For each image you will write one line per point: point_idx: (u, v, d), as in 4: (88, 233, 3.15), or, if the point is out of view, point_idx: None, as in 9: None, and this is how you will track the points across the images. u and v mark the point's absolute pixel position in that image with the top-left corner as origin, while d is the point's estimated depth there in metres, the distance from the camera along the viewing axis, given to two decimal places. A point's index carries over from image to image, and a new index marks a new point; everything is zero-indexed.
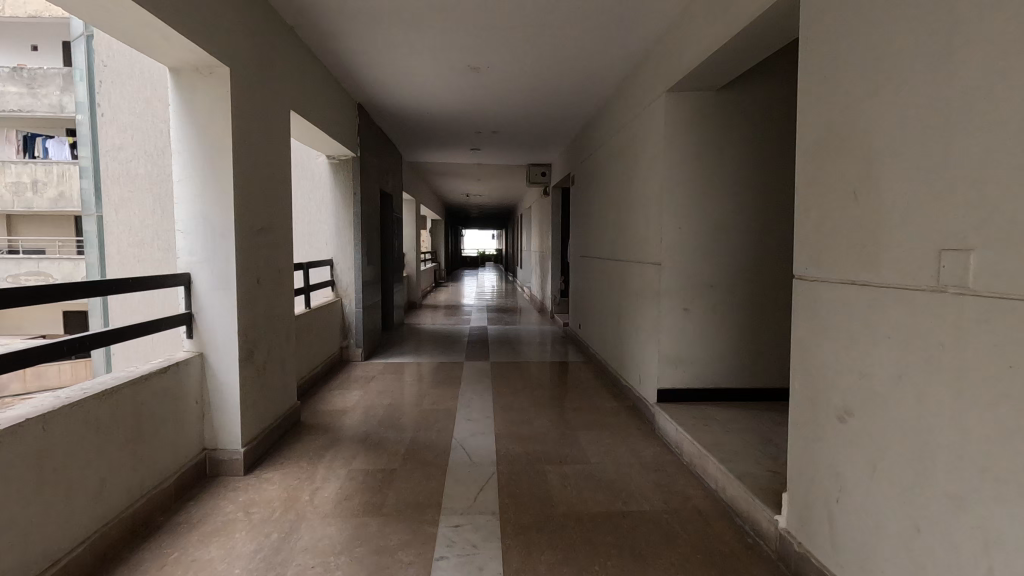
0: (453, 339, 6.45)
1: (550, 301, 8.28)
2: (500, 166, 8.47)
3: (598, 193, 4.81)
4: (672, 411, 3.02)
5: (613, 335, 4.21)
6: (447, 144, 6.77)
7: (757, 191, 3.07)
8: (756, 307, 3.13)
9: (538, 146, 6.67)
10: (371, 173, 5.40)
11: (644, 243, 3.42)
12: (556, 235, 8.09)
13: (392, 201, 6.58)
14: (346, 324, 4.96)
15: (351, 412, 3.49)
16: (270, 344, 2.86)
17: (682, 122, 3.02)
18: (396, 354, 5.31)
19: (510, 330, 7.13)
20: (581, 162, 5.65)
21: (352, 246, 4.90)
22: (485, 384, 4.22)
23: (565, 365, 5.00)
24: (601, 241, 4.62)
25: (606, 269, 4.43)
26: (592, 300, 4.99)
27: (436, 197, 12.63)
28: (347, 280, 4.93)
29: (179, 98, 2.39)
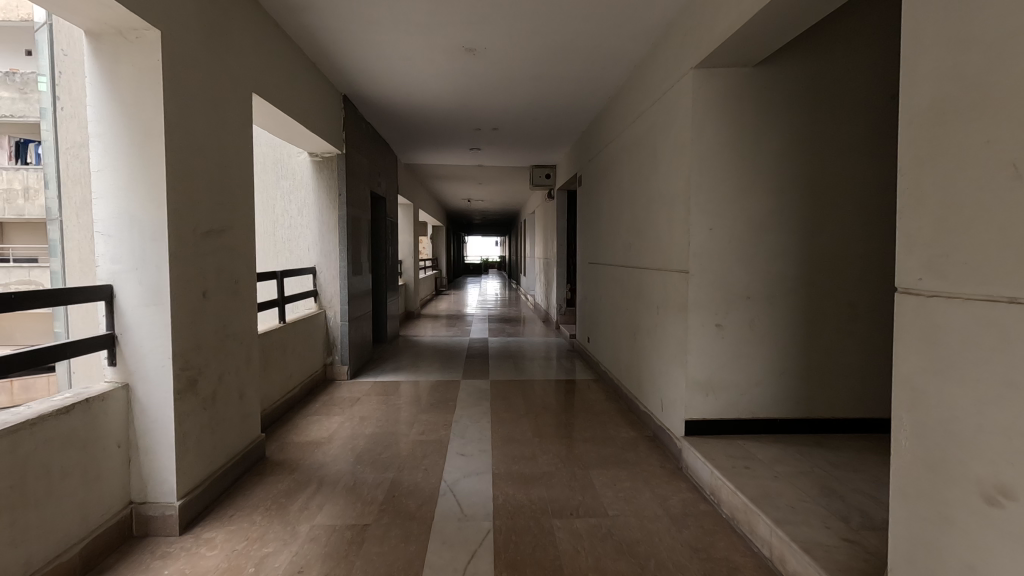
0: (451, 353, 5.97)
1: (556, 310, 7.80)
2: (502, 168, 8.03)
3: (608, 192, 4.35)
4: (704, 447, 2.54)
5: (628, 352, 3.73)
6: (445, 143, 6.33)
7: (802, 186, 2.60)
8: (801, 323, 2.65)
9: (542, 145, 6.23)
10: (360, 173, 4.96)
11: (665, 248, 2.95)
12: (561, 240, 7.63)
13: (385, 205, 6.13)
14: (330, 338, 4.49)
15: (326, 445, 3.01)
16: (223, 370, 2.40)
17: (713, 105, 2.56)
18: (386, 372, 4.83)
19: (513, 342, 6.65)
20: (590, 160, 5.20)
21: (337, 254, 4.45)
22: (484, 407, 3.74)
23: (573, 384, 4.51)
24: (613, 246, 4.15)
25: (619, 278, 3.96)
26: (603, 311, 4.53)
27: (438, 203, 12.14)
28: (332, 291, 4.46)
29: (100, 71, 1.93)
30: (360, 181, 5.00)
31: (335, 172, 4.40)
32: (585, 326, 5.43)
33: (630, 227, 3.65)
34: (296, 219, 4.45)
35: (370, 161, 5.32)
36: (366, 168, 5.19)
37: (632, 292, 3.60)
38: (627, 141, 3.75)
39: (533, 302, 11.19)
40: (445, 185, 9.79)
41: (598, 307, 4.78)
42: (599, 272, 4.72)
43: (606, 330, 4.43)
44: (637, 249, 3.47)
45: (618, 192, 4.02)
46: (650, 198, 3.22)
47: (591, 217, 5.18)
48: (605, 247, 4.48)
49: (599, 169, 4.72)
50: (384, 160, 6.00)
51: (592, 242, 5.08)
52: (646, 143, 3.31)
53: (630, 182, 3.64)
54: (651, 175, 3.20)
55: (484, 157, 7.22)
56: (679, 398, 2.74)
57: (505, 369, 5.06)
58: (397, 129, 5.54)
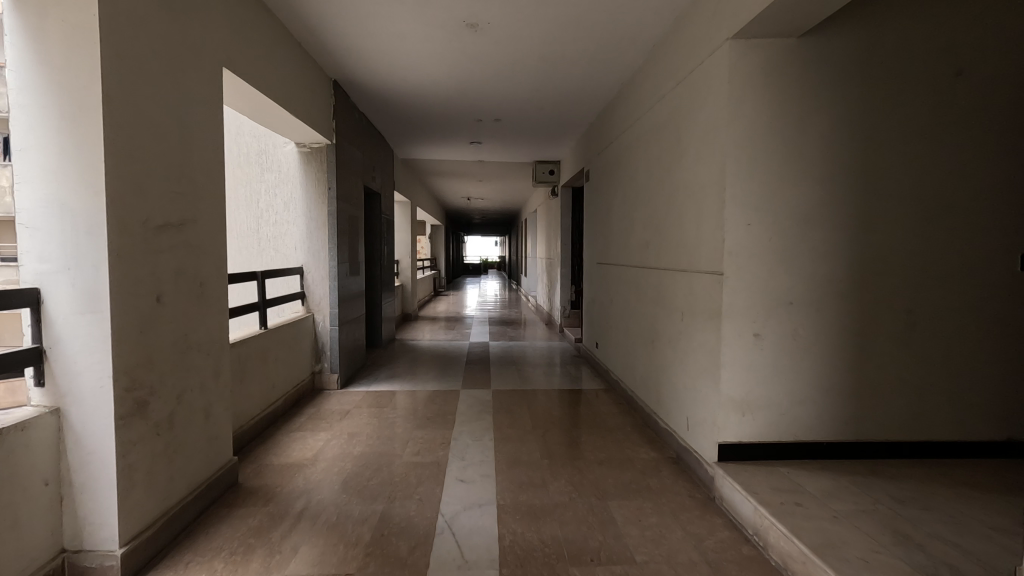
0: (450, 358, 5.64)
1: (560, 312, 7.47)
2: (504, 163, 7.71)
3: (621, 187, 4.02)
4: (741, 475, 2.21)
5: (645, 362, 3.38)
6: (443, 136, 5.99)
7: (851, 175, 2.28)
8: (851, 332, 2.31)
9: (546, 138, 5.90)
10: (352, 166, 4.62)
11: (693, 246, 2.61)
12: (565, 239, 7.29)
13: (380, 201, 5.79)
14: (318, 344, 4.15)
15: (308, 468, 2.67)
16: (185, 386, 2.06)
17: (751, 81, 2.22)
18: (380, 380, 4.48)
19: (515, 346, 6.31)
20: (598, 153, 4.86)
21: (326, 252, 4.11)
22: (486, 421, 3.40)
23: (581, 393, 4.18)
24: (627, 244, 3.81)
25: (634, 279, 3.62)
26: (614, 315, 4.19)
27: (437, 200, 11.84)
28: (320, 293, 4.12)
29: (22, 29, 1.59)
30: (353, 175, 4.66)
31: (325, 163, 4.05)
32: (593, 330, 5.08)
33: (648, 223, 3.31)
34: (282, 214, 4.09)
35: (363, 154, 4.99)
36: (359, 161, 4.85)
37: (650, 296, 3.26)
38: (644, 128, 3.41)
39: (534, 303, 10.85)
40: (443, 182, 9.45)
41: (608, 311, 4.44)
42: (609, 274, 4.38)
43: (618, 336, 4.09)
44: (657, 248, 3.13)
45: (632, 187, 3.68)
46: (673, 190, 2.88)
47: (599, 214, 4.84)
48: (616, 246, 4.14)
49: (610, 162, 4.39)
50: (379, 154, 5.66)
51: (601, 240, 4.75)
52: (668, 129, 2.97)
53: (648, 174, 3.30)
54: (674, 165, 2.87)
55: (485, 151, 6.87)
56: (710, 418, 2.40)
57: (507, 376, 4.72)
58: (393, 120, 5.20)
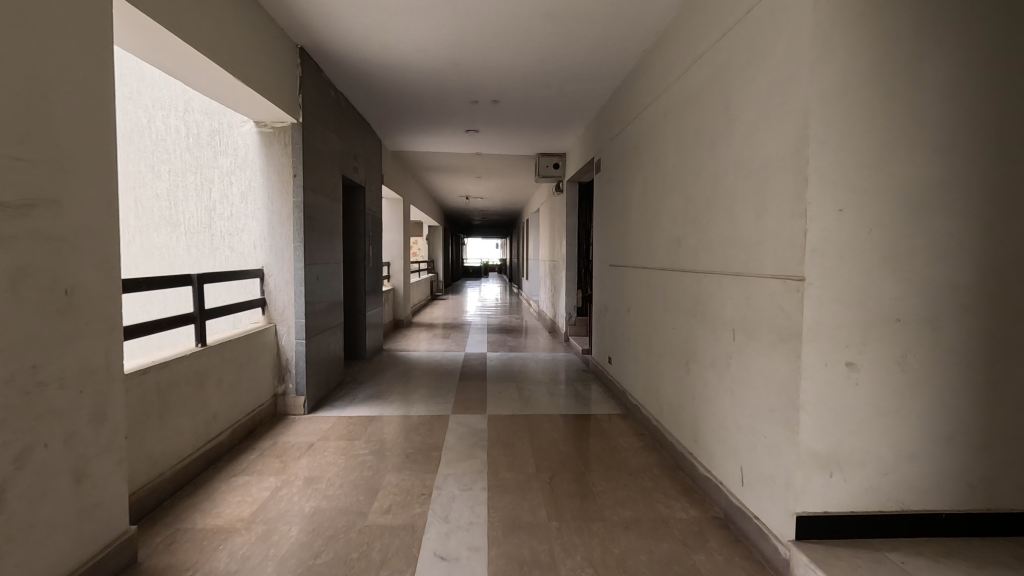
0: (442, 373, 4.99)
1: (565, 320, 6.82)
2: (504, 157, 7.09)
3: (640, 174, 3.39)
4: (833, 565, 1.56)
5: (676, 387, 2.74)
6: (436, 123, 5.37)
7: (981, 144, 1.65)
8: (982, 362, 1.67)
9: (550, 125, 5.28)
10: (326, 152, 3.99)
11: (751, 242, 1.96)
12: (571, 239, 6.65)
13: (363, 194, 5.16)
14: (282, 361, 3.51)
15: (241, 535, 2.01)
16: (35, 442, 1.42)
17: (845, 6, 1.58)
18: (357, 402, 3.83)
19: (515, 358, 5.66)
20: (611, 139, 4.24)
21: (291, 251, 3.49)
22: (479, 459, 2.77)
23: (593, 418, 3.53)
24: (650, 243, 3.18)
25: (660, 284, 2.99)
26: (632, 327, 3.55)
27: (434, 198, 11.21)
28: (284, 300, 3.50)
29: None
30: (328, 163, 4.03)
31: (289, 145, 3.43)
32: (605, 343, 4.44)
33: (681, 216, 2.66)
34: (237, 207, 3.49)
35: (341, 139, 4.36)
36: (336, 147, 4.22)
37: (685, 305, 2.62)
38: (674, 99, 2.78)
39: (536, 308, 10.20)
40: (439, 179, 8.82)
41: (624, 322, 3.81)
42: (625, 278, 3.75)
43: (637, 351, 3.45)
44: (695, 246, 2.49)
45: (657, 173, 3.05)
46: (719, 171, 2.24)
47: (612, 209, 4.21)
48: (634, 246, 3.52)
49: (626, 147, 3.75)
50: (363, 142, 5.03)
51: (615, 238, 4.12)
52: (710, 95, 2.34)
53: (681, 154, 2.67)
54: (721, 139, 2.23)
55: (482, 142, 6.25)
56: (780, 478, 1.76)
57: (505, 396, 4.07)
58: (376, 102, 4.57)
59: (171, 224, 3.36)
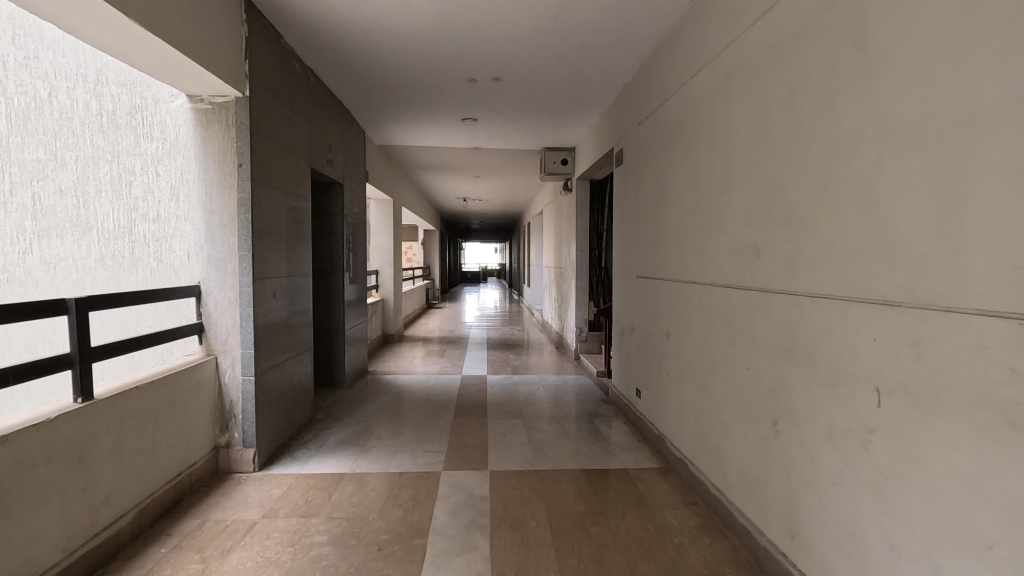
0: (434, 402, 4.22)
1: (574, 335, 6.06)
2: (505, 153, 6.35)
3: (686, 161, 2.64)
4: None
5: (754, 452, 1.96)
6: (427, 110, 4.61)
7: None
8: None
9: (561, 111, 4.53)
10: (290, 138, 3.23)
11: (925, 253, 1.20)
12: (582, 244, 5.90)
13: (340, 191, 4.41)
14: (223, 403, 2.73)
15: None
16: None
17: None
18: (325, 452, 3.05)
19: (519, 382, 4.89)
20: (639, 123, 3.49)
21: (236, 262, 2.71)
22: (480, 551, 1.99)
23: (624, 474, 2.76)
24: (703, 250, 2.42)
25: (721, 306, 2.23)
26: (674, 357, 2.79)
27: (428, 199, 10.45)
28: (227, 324, 2.73)
29: None
30: (292, 151, 3.27)
31: (232, 125, 2.67)
32: (630, 371, 3.66)
33: (761, 212, 1.91)
34: (166, 204, 2.70)
35: (311, 125, 3.61)
36: (303, 134, 3.46)
37: (770, 339, 1.85)
38: (745, 53, 2.03)
39: (539, 319, 9.42)
40: (433, 178, 8.06)
41: (659, 350, 3.05)
42: (661, 294, 2.99)
43: (682, 390, 2.69)
44: (791, 255, 1.73)
45: (715, 156, 2.29)
46: (843, 143, 1.48)
47: (641, 209, 3.45)
48: (676, 255, 2.75)
49: (663, 129, 3.00)
50: (339, 131, 4.27)
51: (644, 243, 3.37)
52: (820, 32, 1.58)
53: (762, 126, 1.91)
54: (846, 94, 1.47)
55: (481, 134, 5.51)
56: None
57: (511, 438, 3.30)
58: (353, 80, 3.81)
59: (82, 227, 2.38)
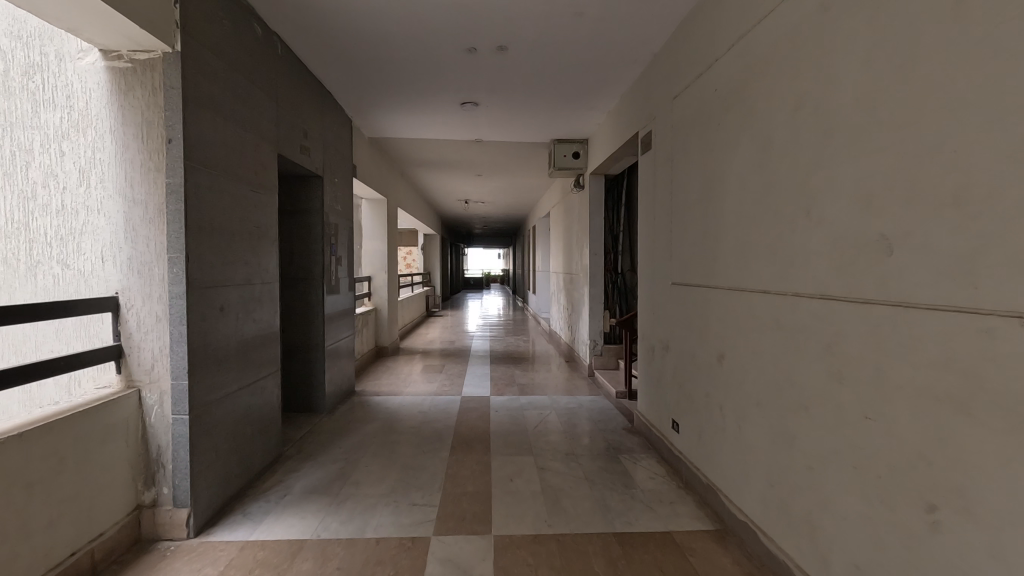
0: (428, 431, 3.59)
1: (587, 349, 5.43)
2: (510, 147, 5.75)
3: (750, 133, 2.02)
4: None
5: (881, 543, 1.33)
6: (421, 92, 4.01)
7: None
8: None
9: (576, 91, 3.92)
10: (250, 115, 2.64)
11: None
12: (596, 247, 5.28)
13: (319, 185, 3.83)
14: (148, 451, 2.10)
15: None
16: None
17: None
18: (286, 505, 2.42)
19: (527, 404, 4.25)
20: (674, 97, 2.88)
21: (165, 267, 2.08)
22: None
23: (669, 540, 2.13)
24: (782, 249, 1.80)
25: (817, 325, 1.60)
26: (732, 387, 2.17)
27: (428, 201, 9.86)
28: (152, 347, 2.10)
29: None
30: (253, 132, 2.67)
31: (160, 88, 2.05)
32: (664, 398, 3.03)
33: (899, 191, 1.29)
34: (73, 193, 2.05)
35: (279, 103, 3.02)
36: (269, 113, 2.87)
37: (917, 378, 1.23)
38: None
39: (546, 329, 8.80)
40: (432, 176, 7.46)
41: (707, 376, 2.43)
42: (710, 306, 2.37)
43: (744, 432, 2.06)
44: (968, 254, 1.10)
45: (802, 120, 1.69)
46: None
47: (677, 202, 2.84)
48: (735, 257, 2.14)
49: (711, 98, 2.39)
50: (317, 114, 3.68)
51: (682, 243, 2.75)
52: None
53: (897, 65, 1.30)
54: None
55: (483, 124, 4.91)
56: None
57: (520, 484, 2.68)
58: (331, 51, 3.23)
59: None
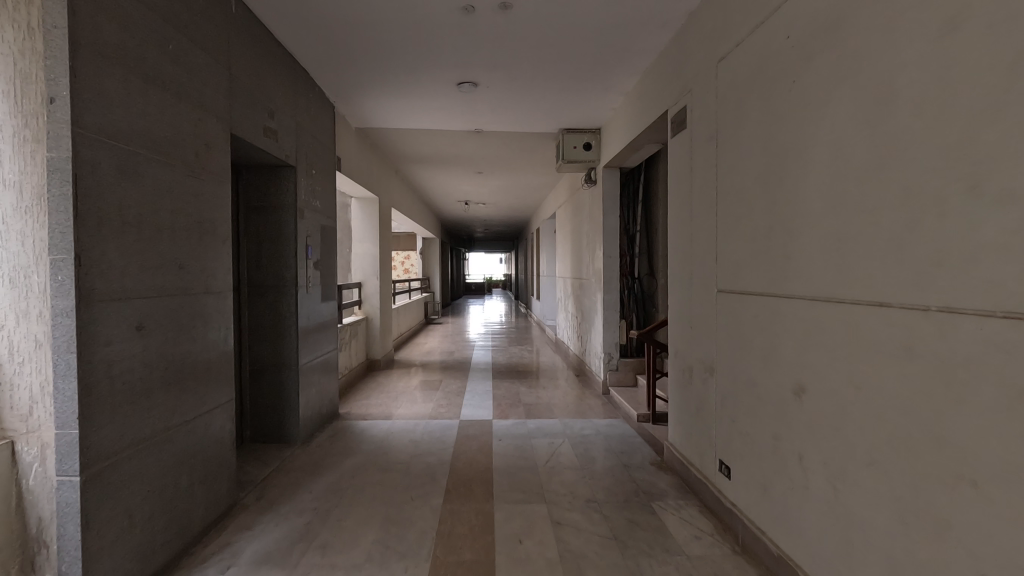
0: (419, 465, 3.03)
1: (601, 363, 4.86)
2: (514, 139, 5.21)
3: (849, 85, 1.48)
4: None
5: None
6: (410, 68, 3.48)
7: None
8: None
9: (590, 65, 3.39)
10: (189, 81, 2.10)
11: None
12: (611, 249, 4.72)
13: (292, 177, 3.29)
14: (29, 523, 1.56)
15: None
16: None
17: None
18: None
19: (534, 430, 3.69)
20: (718, 60, 2.33)
21: (47, 274, 1.53)
22: None
23: None
24: (915, 246, 1.25)
25: (1002, 358, 1.04)
26: (819, 431, 1.61)
27: (425, 202, 9.32)
28: (30, 382, 1.55)
29: None
30: (194, 101, 2.13)
31: (38, 29, 1.51)
32: (706, 432, 2.47)
33: None
34: None
35: (234, 72, 2.48)
36: (219, 82, 2.34)
37: None
38: None
39: (553, 338, 8.23)
40: (428, 174, 6.91)
41: (774, 412, 1.86)
42: (781, 321, 1.81)
43: (843, 496, 1.50)
44: None
45: (955, 51, 1.14)
46: None
47: (725, 189, 2.28)
48: (826, 256, 1.58)
49: (778, 51, 1.84)
50: (288, 92, 3.15)
51: (733, 240, 2.20)
52: None
53: None
54: None
55: (483, 111, 4.37)
56: None
57: (532, 546, 2.12)
58: (301, 10, 2.70)
59: None
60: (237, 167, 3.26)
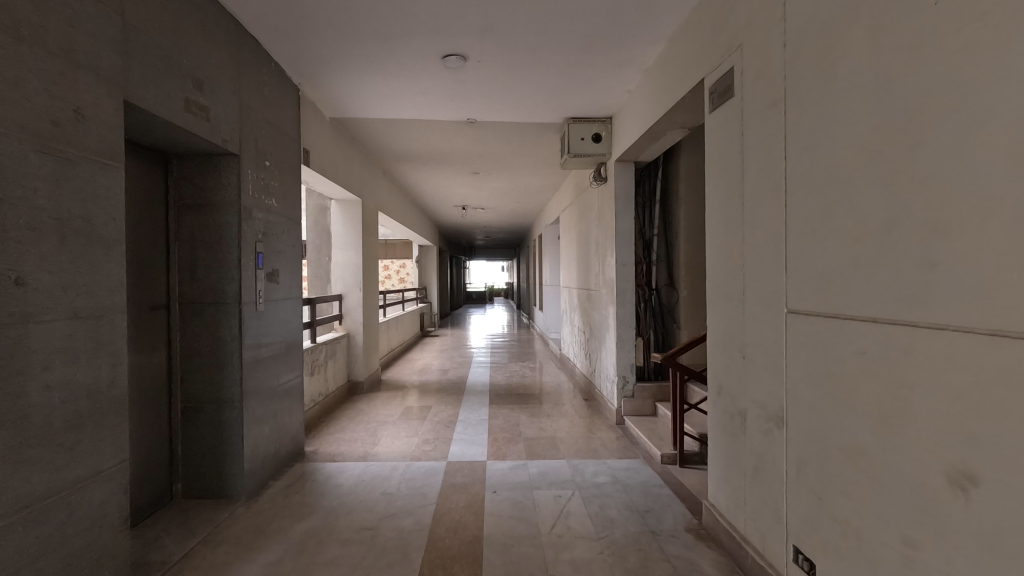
0: (391, 529, 2.39)
1: (613, 388, 4.21)
2: (512, 131, 4.59)
3: None
4: None
5: None
6: (384, 36, 2.86)
7: None
8: None
9: (603, 27, 2.77)
10: (40, 18, 1.48)
11: None
12: (625, 255, 4.07)
13: (235, 167, 2.66)
14: None
15: None
16: None
17: None
18: None
19: (537, 476, 3.03)
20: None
21: None
22: None
23: None
24: None
25: None
26: (1013, 559, 0.96)
27: (420, 206, 8.68)
28: None
29: None
30: (51, 45, 1.51)
31: None
32: (773, 505, 1.80)
33: None
34: None
35: (135, 22, 1.87)
36: (101, 26, 1.71)
37: None
38: None
39: (557, 354, 7.56)
40: (419, 174, 6.26)
41: (911, 504, 1.21)
42: (926, 365, 1.16)
43: None
44: None
45: None
46: None
47: (800, 170, 1.65)
48: None
49: None
50: (226, 61, 2.53)
51: (817, 241, 1.56)
52: None
53: None
54: None
55: (476, 95, 3.75)
56: None
57: None
58: None
59: None
60: (167, 156, 2.63)
